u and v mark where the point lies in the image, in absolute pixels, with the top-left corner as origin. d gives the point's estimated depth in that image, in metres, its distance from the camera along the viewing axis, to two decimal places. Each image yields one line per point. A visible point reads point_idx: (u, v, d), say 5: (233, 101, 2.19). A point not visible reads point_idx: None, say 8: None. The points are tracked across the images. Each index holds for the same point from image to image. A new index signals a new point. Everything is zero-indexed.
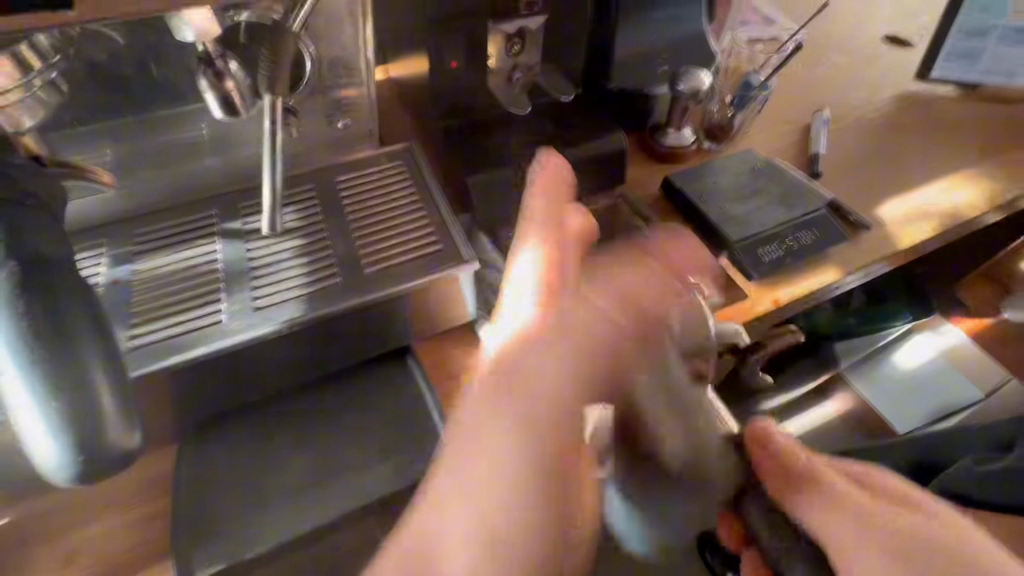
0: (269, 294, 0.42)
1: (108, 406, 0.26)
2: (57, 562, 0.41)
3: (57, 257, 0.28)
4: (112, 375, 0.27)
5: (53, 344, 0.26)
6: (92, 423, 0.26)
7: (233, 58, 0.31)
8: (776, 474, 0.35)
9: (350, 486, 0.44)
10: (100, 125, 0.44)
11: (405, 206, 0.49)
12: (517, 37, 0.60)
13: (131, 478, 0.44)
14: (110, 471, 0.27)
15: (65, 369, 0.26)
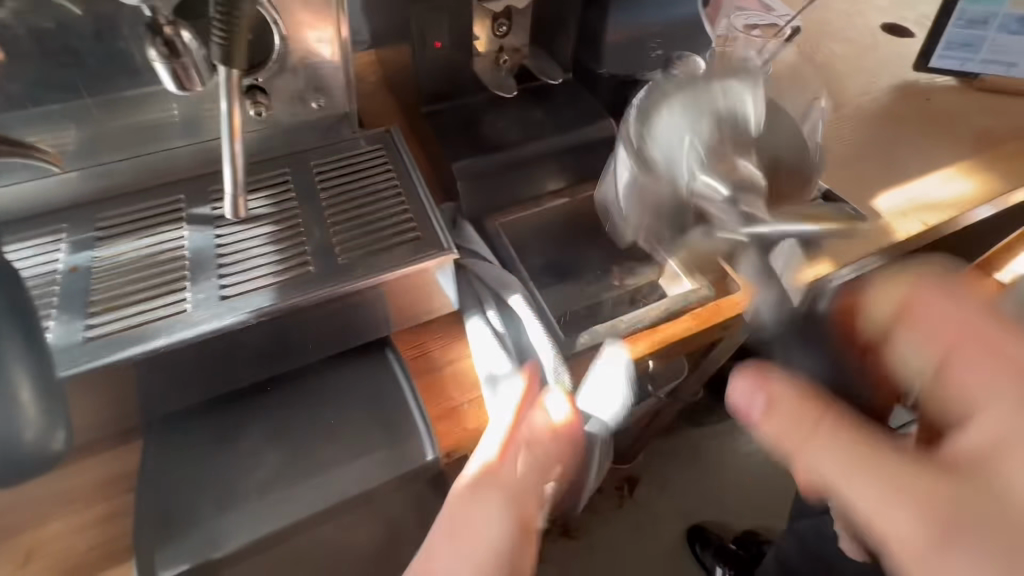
0: (237, 283, 0.40)
1: (26, 398, 0.26)
2: (13, 563, 0.39)
3: None
4: (35, 367, 0.27)
5: None
6: (10, 414, 0.26)
7: (185, 27, 0.29)
8: (792, 432, 0.28)
9: (323, 484, 0.42)
10: (56, 103, 0.41)
11: (383, 191, 0.46)
12: (505, 18, 0.59)
13: (95, 473, 0.42)
14: (30, 463, 0.28)
15: None
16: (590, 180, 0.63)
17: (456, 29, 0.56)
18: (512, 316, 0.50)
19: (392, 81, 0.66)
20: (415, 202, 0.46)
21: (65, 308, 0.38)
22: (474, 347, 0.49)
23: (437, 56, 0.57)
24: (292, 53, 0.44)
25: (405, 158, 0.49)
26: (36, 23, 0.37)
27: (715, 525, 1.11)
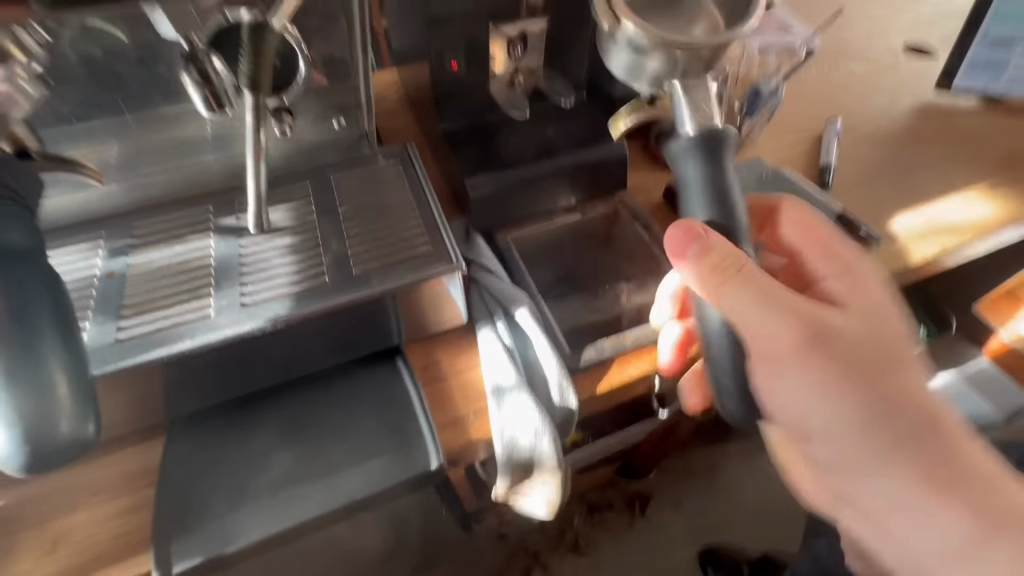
0: (257, 291, 0.43)
1: (62, 396, 0.28)
2: (43, 548, 0.41)
3: (33, 257, 0.30)
4: (70, 368, 0.29)
5: (15, 337, 0.28)
6: (48, 412, 0.28)
7: (217, 58, 0.31)
8: (715, 277, 0.36)
9: (330, 487, 0.44)
10: (99, 121, 0.44)
11: (397, 206, 0.48)
12: (520, 40, 0.57)
13: (120, 467, 0.45)
14: (62, 460, 0.29)
15: (20, 372, 0.28)
16: (601, 197, 0.64)
17: (473, 52, 0.58)
18: (519, 329, 0.51)
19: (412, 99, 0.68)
20: (427, 217, 0.48)
21: (100, 310, 0.41)
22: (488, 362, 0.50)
23: (454, 76, 0.59)
24: (318, 73, 0.46)
25: (420, 176, 0.51)
26: (84, 49, 0.41)
27: (727, 546, 1.09)
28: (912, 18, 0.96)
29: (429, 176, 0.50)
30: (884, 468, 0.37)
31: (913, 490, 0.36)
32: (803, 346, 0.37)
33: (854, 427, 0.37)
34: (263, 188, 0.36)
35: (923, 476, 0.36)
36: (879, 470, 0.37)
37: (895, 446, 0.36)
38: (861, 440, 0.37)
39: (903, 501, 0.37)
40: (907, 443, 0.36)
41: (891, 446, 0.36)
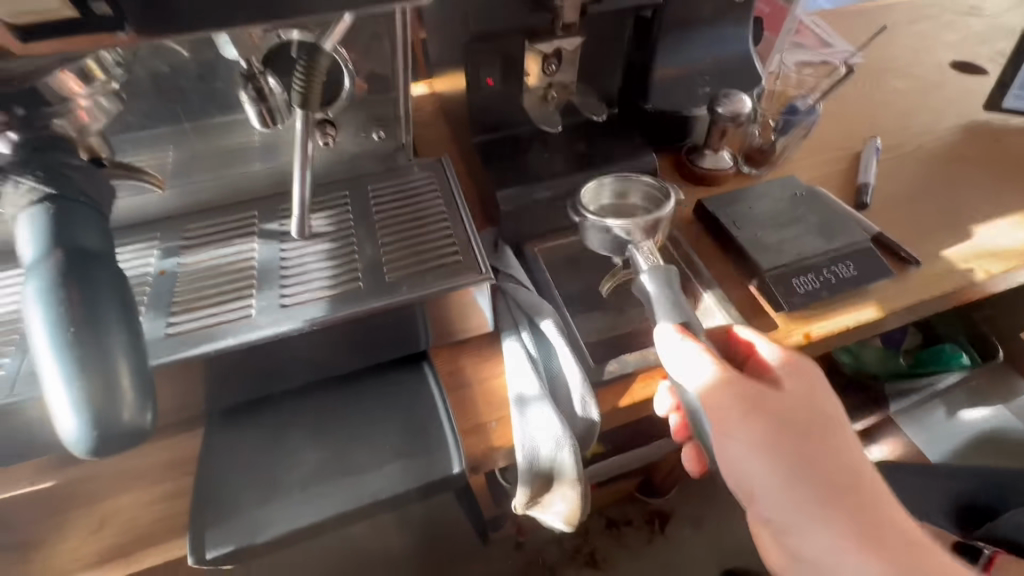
0: (296, 294, 0.45)
1: (126, 385, 0.27)
2: (91, 527, 0.44)
3: (99, 248, 0.29)
4: (134, 358, 0.28)
5: (86, 325, 0.27)
6: (110, 401, 0.27)
7: (272, 75, 0.33)
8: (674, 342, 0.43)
9: (355, 486, 0.45)
10: (160, 129, 0.48)
11: (431, 215, 0.50)
12: (555, 57, 0.59)
13: (162, 454, 0.48)
14: (122, 448, 0.28)
15: (86, 359, 0.27)
16: None
17: (508, 68, 0.59)
18: (544, 339, 0.52)
19: (447, 113, 0.71)
20: (459, 226, 0.49)
21: (152, 306, 0.43)
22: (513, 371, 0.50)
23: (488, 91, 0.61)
24: (361, 89, 0.49)
25: (453, 186, 0.53)
26: (151, 65, 0.44)
27: (750, 571, 1.06)
28: (961, 34, 0.93)
29: (462, 187, 0.52)
30: (815, 515, 0.39)
31: (848, 548, 0.39)
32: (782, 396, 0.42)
33: (780, 480, 0.40)
34: (307, 194, 0.37)
35: (861, 543, 0.39)
36: (819, 529, 0.39)
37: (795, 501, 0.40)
38: (794, 494, 0.40)
39: (842, 559, 0.39)
40: (834, 501, 0.39)
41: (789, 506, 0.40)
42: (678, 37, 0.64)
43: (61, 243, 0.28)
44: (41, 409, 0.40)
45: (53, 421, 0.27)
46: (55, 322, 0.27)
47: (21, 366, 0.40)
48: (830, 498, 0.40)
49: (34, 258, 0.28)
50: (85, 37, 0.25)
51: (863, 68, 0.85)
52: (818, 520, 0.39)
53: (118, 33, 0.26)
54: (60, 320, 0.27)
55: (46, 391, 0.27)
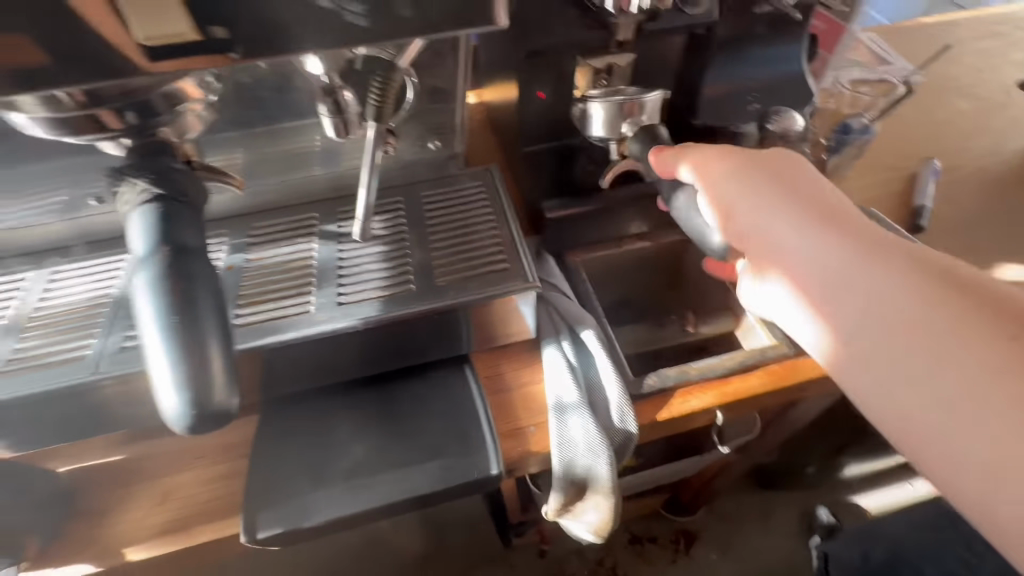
0: (351, 292, 0.47)
1: (217, 370, 0.30)
2: (154, 500, 0.48)
3: (198, 245, 0.32)
4: (225, 345, 0.31)
5: (185, 314, 0.30)
6: (205, 384, 0.29)
7: (348, 89, 0.35)
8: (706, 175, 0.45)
9: (397, 479, 0.47)
10: (234, 134, 0.51)
11: (480, 222, 0.52)
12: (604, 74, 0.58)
13: (221, 437, 0.51)
14: (211, 428, 0.30)
15: (185, 344, 0.29)
16: (673, 226, 0.64)
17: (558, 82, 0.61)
18: (584, 349, 0.53)
19: (494, 123, 0.73)
20: (508, 234, 0.51)
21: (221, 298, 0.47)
22: (552, 381, 0.52)
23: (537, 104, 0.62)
24: (420, 101, 0.51)
25: (501, 195, 0.55)
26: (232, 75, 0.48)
27: None
28: None
29: (511, 196, 0.54)
30: (842, 244, 0.40)
31: (914, 300, 0.37)
32: (792, 184, 0.43)
33: (845, 269, 0.40)
34: (372, 200, 0.39)
35: (896, 264, 0.39)
36: (916, 355, 0.37)
37: (886, 317, 0.38)
38: (835, 245, 0.40)
39: (934, 325, 0.37)
40: (865, 247, 0.40)
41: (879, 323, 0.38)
42: (730, 54, 0.64)
43: (167, 239, 0.31)
44: (121, 387, 0.44)
45: (156, 398, 0.30)
46: (162, 308, 0.30)
47: (106, 348, 0.44)
48: (884, 249, 0.40)
49: (143, 251, 0.31)
50: (202, 57, 0.27)
51: (923, 86, 0.83)
52: (917, 334, 0.37)
53: (228, 54, 0.27)
54: (164, 307, 0.30)
55: (149, 373, 0.30)
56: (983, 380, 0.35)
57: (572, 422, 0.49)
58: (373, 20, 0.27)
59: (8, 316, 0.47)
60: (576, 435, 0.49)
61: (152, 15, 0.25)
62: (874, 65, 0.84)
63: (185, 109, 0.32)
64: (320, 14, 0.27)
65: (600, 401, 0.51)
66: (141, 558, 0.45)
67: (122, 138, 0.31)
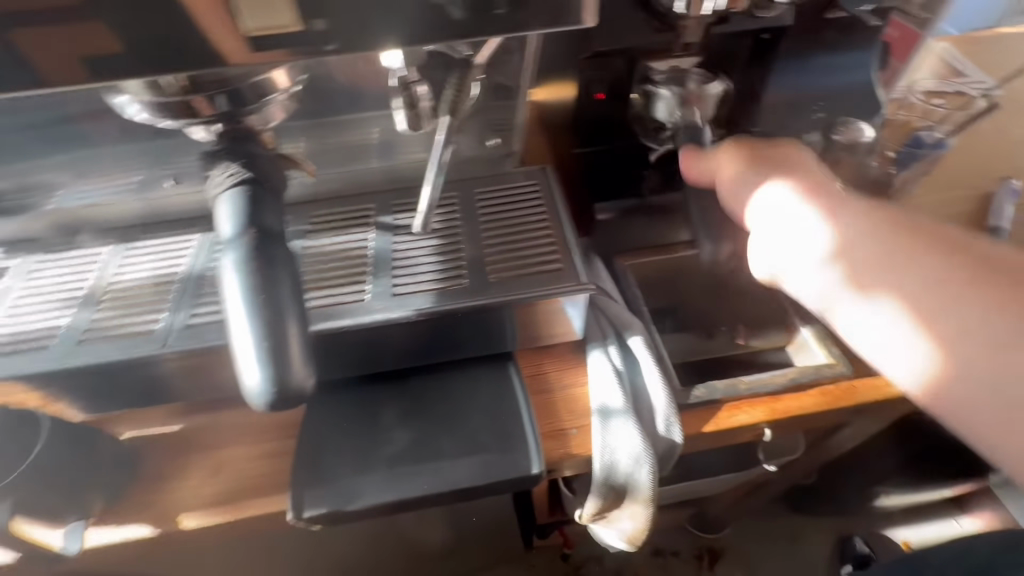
0: (406, 283, 0.48)
1: (295, 352, 0.31)
2: (207, 471, 0.50)
3: (279, 230, 0.33)
4: (303, 328, 0.32)
5: (269, 296, 0.31)
6: (285, 364, 0.30)
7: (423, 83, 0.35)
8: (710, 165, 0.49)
9: (439, 471, 0.48)
10: (302, 124, 0.53)
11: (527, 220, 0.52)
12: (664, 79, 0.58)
13: (272, 416, 0.53)
14: (287, 406, 0.31)
15: (267, 324, 0.30)
16: None
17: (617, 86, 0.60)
18: (631, 354, 0.52)
19: (544, 122, 0.72)
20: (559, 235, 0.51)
21: None
22: (596, 386, 0.51)
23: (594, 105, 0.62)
24: (483, 97, 0.52)
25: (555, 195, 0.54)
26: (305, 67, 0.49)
27: None
28: None
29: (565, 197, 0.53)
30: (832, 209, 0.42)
31: (903, 251, 0.38)
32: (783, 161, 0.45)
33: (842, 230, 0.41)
34: (436, 196, 0.40)
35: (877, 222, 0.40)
36: (926, 298, 0.37)
37: (880, 260, 0.39)
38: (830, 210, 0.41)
39: (928, 276, 0.37)
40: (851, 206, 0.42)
41: (877, 263, 0.39)
42: (795, 61, 0.63)
43: (252, 223, 0.32)
44: (185, 362, 0.46)
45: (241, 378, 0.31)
46: (248, 291, 0.31)
47: (174, 323, 0.46)
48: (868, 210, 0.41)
49: (230, 234, 0.32)
50: (298, 47, 0.28)
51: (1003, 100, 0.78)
52: (914, 282, 0.37)
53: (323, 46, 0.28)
54: (249, 288, 0.31)
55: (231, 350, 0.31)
56: (986, 319, 0.35)
57: (615, 427, 0.49)
58: (458, 19, 0.28)
59: (87, 288, 0.49)
60: (616, 441, 0.48)
61: (262, 8, 0.26)
62: (950, 77, 0.80)
63: (271, 99, 0.33)
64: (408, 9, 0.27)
65: (645, 410, 0.50)
66: (193, 526, 0.47)
67: (214, 124, 0.33)
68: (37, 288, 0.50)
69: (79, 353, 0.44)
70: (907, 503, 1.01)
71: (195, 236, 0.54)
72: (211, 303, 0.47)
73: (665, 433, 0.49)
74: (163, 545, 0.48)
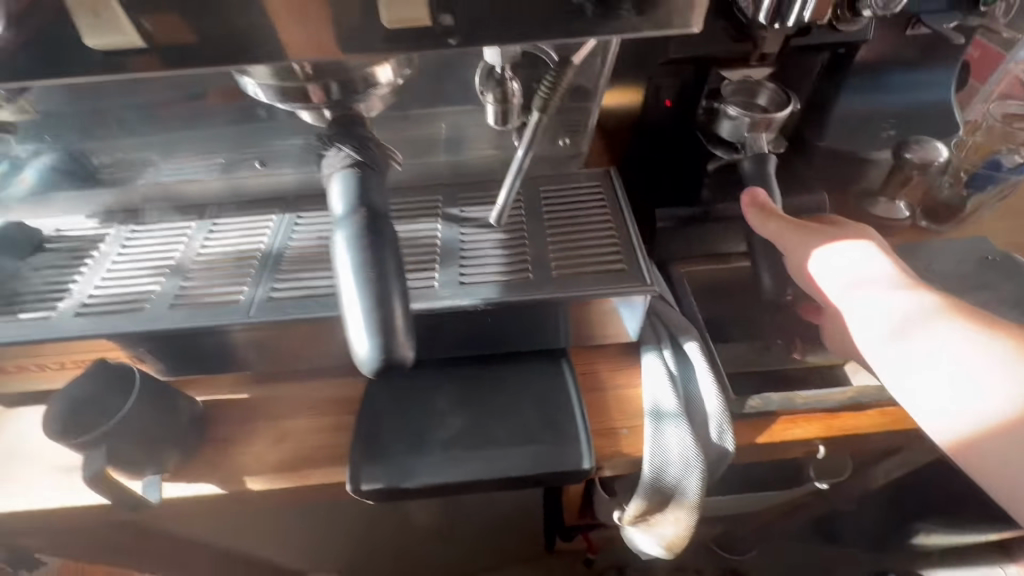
0: (473, 273, 0.49)
1: (401, 325, 0.32)
2: (273, 438, 0.52)
3: (384, 211, 0.35)
4: (405, 303, 0.33)
5: (378, 271, 0.33)
6: (392, 335, 0.32)
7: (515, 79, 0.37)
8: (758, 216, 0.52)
9: (492, 457, 0.49)
10: (382, 117, 0.56)
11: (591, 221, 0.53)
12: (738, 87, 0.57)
13: (334, 391, 0.55)
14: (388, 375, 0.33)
15: (377, 297, 0.32)
16: None
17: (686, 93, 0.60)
18: (686, 359, 0.53)
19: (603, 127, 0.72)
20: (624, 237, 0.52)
21: None
22: (649, 387, 0.52)
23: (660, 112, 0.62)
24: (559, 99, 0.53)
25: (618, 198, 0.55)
26: None
27: None
28: None
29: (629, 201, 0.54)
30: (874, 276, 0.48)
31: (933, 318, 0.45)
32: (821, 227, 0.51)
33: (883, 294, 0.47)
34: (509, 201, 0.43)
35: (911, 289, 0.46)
36: (962, 361, 0.42)
37: (914, 326, 0.45)
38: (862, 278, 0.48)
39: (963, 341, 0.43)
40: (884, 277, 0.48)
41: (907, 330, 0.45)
42: (871, 79, 0.63)
43: (363, 203, 0.34)
44: (264, 332, 0.49)
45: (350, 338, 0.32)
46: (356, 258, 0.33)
47: (256, 295, 0.49)
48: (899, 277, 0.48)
49: (342, 212, 0.34)
50: (425, 43, 0.30)
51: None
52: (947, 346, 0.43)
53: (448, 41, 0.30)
54: (361, 263, 0.33)
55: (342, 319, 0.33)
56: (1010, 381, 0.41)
57: (666, 428, 0.49)
58: (572, 20, 0.29)
59: (177, 258, 0.53)
60: (668, 443, 0.49)
61: (401, 1, 0.28)
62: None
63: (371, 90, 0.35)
64: (526, 11, 0.29)
65: (699, 416, 0.50)
66: (258, 488, 0.50)
67: (325, 109, 0.35)
68: (132, 254, 0.54)
69: (172, 317, 0.48)
70: (949, 542, 0.97)
71: (275, 216, 0.57)
72: (290, 279, 0.50)
73: (717, 440, 0.48)
74: (229, 504, 0.51)
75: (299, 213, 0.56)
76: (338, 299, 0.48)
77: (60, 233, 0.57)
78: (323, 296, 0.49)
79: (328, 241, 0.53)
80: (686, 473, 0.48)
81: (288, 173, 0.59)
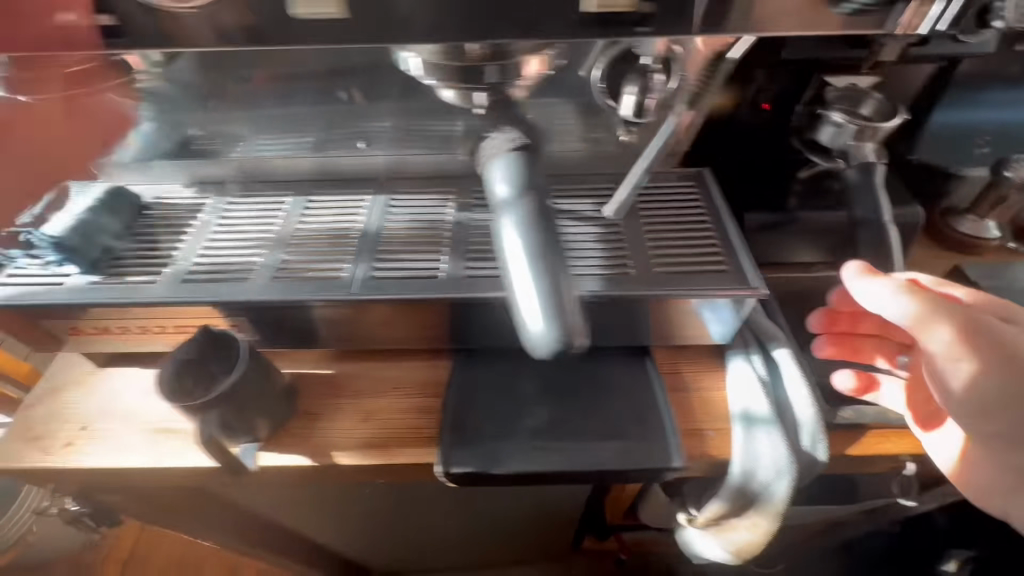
0: (573, 265, 0.49)
1: (575, 306, 0.33)
2: (358, 415, 0.53)
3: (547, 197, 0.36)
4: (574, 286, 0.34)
5: (550, 253, 0.34)
6: (567, 316, 0.32)
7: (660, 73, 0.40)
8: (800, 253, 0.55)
9: (580, 450, 0.49)
10: None
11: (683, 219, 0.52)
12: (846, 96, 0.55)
13: (416, 374, 0.56)
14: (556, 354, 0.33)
15: (551, 277, 0.33)
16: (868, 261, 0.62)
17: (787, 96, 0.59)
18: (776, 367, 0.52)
19: None
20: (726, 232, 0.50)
21: (453, 249, 0.51)
22: (738, 390, 0.51)
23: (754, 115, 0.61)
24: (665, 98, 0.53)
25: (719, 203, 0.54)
26: None
27: None
28: None
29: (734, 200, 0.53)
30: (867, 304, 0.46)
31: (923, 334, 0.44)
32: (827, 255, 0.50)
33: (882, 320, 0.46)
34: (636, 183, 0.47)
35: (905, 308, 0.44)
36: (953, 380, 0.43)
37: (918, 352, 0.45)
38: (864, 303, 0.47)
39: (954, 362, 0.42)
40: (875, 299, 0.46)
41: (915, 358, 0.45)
42: (970, 94, 0.63)
43: (530, 188, 0.35)
44: (363, 310, 0.50)
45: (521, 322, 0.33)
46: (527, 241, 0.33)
47: (357, 273, 0.49)
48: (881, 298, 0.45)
49: (509, 194, 0.35)
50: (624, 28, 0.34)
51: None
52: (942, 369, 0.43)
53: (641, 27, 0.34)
54: (532, 243, 0.34)
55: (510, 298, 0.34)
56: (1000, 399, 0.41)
57: (758, 431, 0.49)
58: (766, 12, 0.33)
59: (276, 231, 0.54)
60: (761, 448, 0.48)
61: None
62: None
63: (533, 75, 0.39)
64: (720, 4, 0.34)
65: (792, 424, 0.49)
66: (347, 464, 0.50)
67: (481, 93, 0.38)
68: (231, 225, 0.55)
69: (276, 289, 0.48)
70: None
71: (368, 196, 0.57)
72: (390, 259, 0.50)
73: (810, 448, 0.48)
74: (314, 477, 0.52)
75: (393, 195, 0.57)
76: (438, 282, 0.48)
77: (158, 200, 0.58)
78: (424, 278, 0.49)
79: (423, 224, 0.54)
80: (776, 479, 0.48)
81: (381, 155, 0.60)
